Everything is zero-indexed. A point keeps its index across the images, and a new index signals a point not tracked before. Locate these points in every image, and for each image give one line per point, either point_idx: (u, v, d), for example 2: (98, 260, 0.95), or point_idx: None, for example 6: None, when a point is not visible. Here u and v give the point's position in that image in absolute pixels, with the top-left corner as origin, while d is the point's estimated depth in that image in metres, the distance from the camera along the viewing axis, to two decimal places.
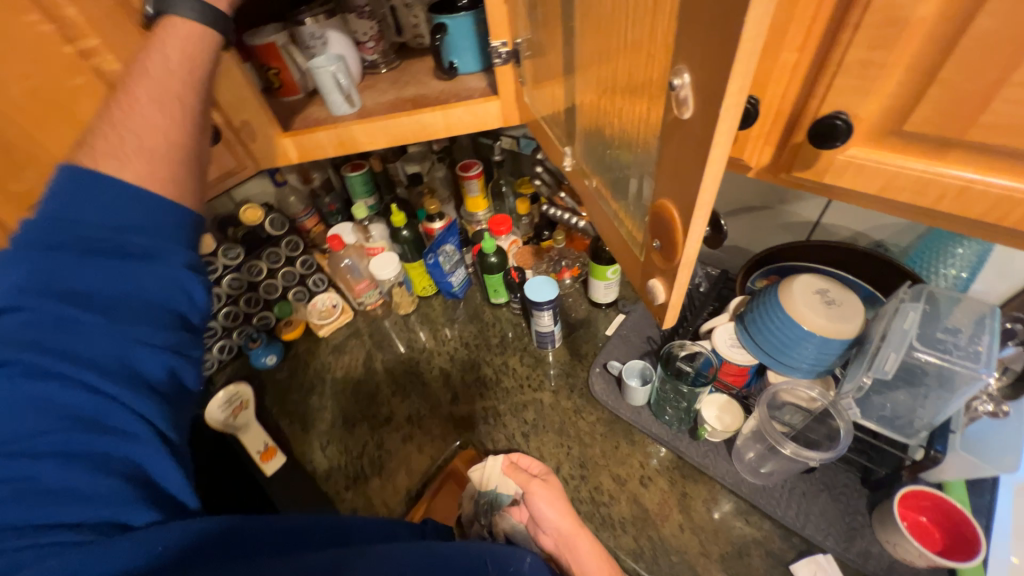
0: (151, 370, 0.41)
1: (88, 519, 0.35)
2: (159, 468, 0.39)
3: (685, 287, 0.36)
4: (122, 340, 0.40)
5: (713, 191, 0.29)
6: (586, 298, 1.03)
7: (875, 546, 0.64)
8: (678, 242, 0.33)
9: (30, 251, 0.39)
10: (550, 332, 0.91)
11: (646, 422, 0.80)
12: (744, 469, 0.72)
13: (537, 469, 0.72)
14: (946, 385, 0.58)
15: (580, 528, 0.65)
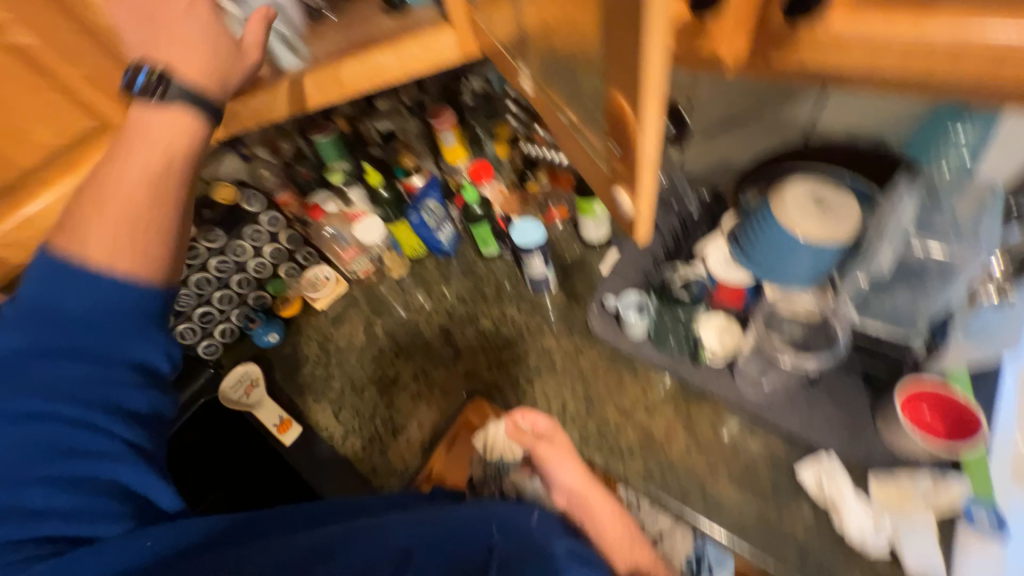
0: (133, 404, 0.47)
1: (65, 525, 0.42)
2: (139, 480, 0.47)
3: (654, 190, 0.34)
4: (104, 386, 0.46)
5: (661, 65, 0.27)
6: (578, 239, 1.00)
7: (878, 442, 0.65)
8: (636, 144, 0.32)
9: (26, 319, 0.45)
10: (543, 277, 0.90)
11: (645, 352, 0.79)
12: (744, 385, 0.72)
13: (546, 433, 0.71)
14: (943, 272, 0.60)
15: (592, 487, 0.69)
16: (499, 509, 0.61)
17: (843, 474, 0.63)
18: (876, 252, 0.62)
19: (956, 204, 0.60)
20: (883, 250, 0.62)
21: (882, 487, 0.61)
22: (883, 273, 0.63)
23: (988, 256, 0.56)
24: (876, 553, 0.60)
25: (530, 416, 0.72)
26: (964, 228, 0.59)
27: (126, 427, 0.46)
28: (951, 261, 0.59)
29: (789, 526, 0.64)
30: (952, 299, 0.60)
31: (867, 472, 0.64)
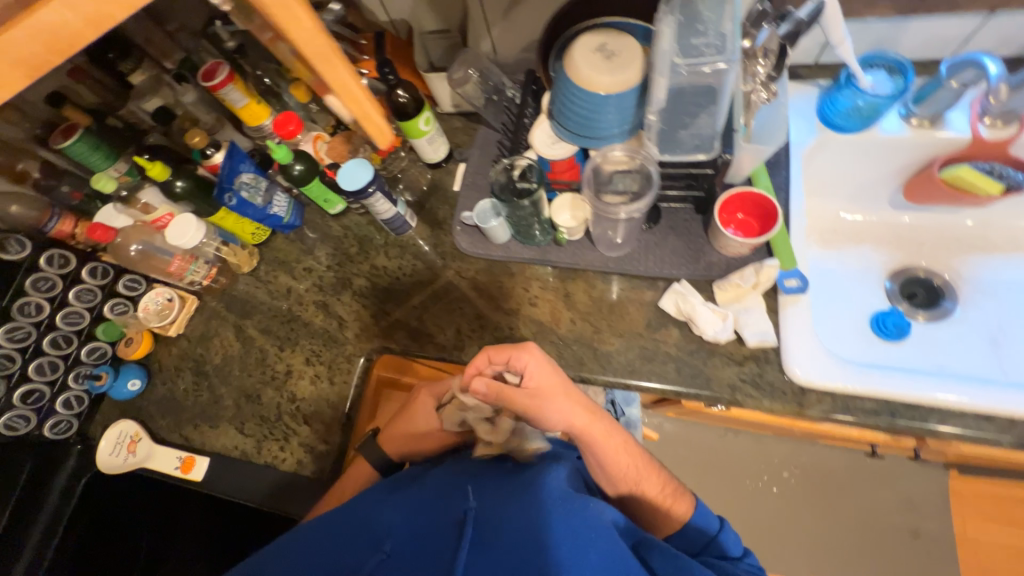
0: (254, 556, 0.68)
1: None
2: None
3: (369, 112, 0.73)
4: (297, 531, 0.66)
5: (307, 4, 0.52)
6: (423, 164, 0.95)
7: (715, 254, 0.74)
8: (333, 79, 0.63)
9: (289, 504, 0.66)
10: (395, 215, 0.85)
11: (517, 251, 0.82)
12: (605, 248, 0.78)
13: (542, 387, 0.64)
14: (713, 88, 0.60)
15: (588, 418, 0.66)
16: (480, 457, 0.66)
17: (694, 293, 0.72)
18: (651, 87, 0.60)
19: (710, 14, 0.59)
20: (656, 83, 0.60)
21: (724, 292, 0.71)
22: (665, 104, 0.63)
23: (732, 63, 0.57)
24: (727, 339, 0.69)
25: (525, 369, 0.64)
26: (718, 40, 0.58)
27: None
28: (717, 75, 0.59)
29: (663, 348, 0.72)
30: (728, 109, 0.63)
31: (712, 284, 0.73)
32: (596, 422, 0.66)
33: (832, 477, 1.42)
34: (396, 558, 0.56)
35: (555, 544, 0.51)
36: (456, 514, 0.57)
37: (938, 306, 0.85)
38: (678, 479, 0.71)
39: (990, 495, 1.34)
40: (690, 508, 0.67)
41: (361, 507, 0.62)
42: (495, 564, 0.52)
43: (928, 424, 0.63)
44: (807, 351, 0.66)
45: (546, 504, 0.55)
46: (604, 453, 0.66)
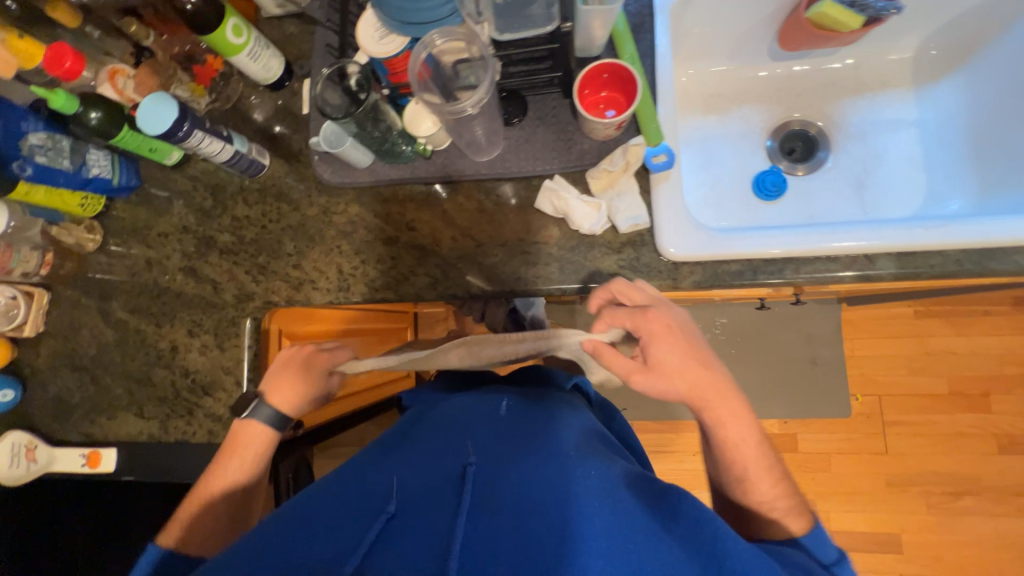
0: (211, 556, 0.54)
1: None
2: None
3: None
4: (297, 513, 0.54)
5: None
6: (259, 87, 0.81)
7: (585, 142, 0.70)
8: None
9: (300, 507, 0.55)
10: (234, 155, 0.73)
11: (383, 173, 0.75)
12: (474, 154, 0.72)
13: (662, 354, 0.58)
14: None
15: (726, 393, 0.60)
16: (479, 418, 0.65)
17: (567, 188, 0.69)
18: None
19: None
20: None
21: (597, 181, 0.68)
22: None
23: None
24: (603, 230, 0.69)
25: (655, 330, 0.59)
26: None
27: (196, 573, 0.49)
28: None
29: (545, 249, 0.71)
30: None
31: (585, 174, 0.70)
32: (729, 401, 0.59)
33: (745, 329, 1.58)
34: (400, 520, 0.50)
35: (558, 508, 0.48)
36: (458, 470, 0.54)
37: (814, 157, 0.86)
38: (792, 485, 0.61)
39: (872, 318, 1.54)
40: (807, 527, 0.57)
41: (363, 478, 0.57)
42: (499, 525, 0.48)
43: (784, 275, 0.66)
44: (676, 226, 0.67)
45: (546, 465, 0.54)
46: (725, 431, 0.60)
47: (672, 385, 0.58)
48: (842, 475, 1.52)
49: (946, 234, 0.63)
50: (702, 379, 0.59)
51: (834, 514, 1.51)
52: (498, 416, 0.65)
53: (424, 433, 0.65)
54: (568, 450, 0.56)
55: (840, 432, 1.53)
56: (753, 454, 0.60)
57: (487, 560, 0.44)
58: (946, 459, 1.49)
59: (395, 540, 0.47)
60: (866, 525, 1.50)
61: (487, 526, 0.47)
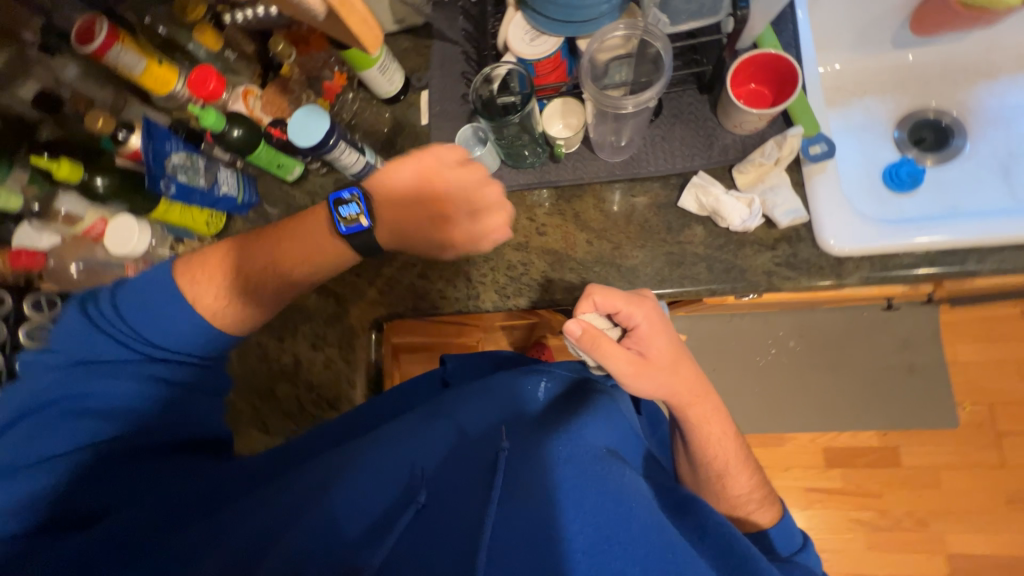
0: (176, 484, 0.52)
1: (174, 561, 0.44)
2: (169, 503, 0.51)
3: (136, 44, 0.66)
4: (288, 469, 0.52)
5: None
6: (378, 102, 0.82)
7: (728, 138, 0.67)
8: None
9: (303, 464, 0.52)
10: (365, 166, 0.74)
11: (511, 178, 0.74)
12: (608, 155, 0.71)
13: (658, 353, 0.60)
14: None
15: (700, 391, 0.61)
16: (513, 390, 0.60)
17: (714, 183, 0.66)
18: None
19: None
20: None
21: (745, 176, 0.66)
22: None
23: None
24: (757, 224, 0.65)
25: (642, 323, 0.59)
26: None
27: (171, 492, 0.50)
28: None
29: (690, 249, 0.68)
30: None
31: (730, 170, 0.67)
32: (709, 402, 0.62)
33: (832, 335, 1.49)
34: (432, 513, 0.47)
35: (593, 498, 0.45)
36: (489, 456, 0.51)
37: (948, 145, 0.82)
38: (768, 486, 0.65)
39: (974, 320, 1.44)
40: (777, 517, 0.63)
41: (395, 444, 0.53)
42: (534, 520, 0.44)
43: (964, 266, 0.63)
44: (839, 219, 0.63)
45: (587, 457, 0.50)
46: (706, 428, 0.62)
47: (660, 389, 0.59)
48: (955, 490, 1.41)
49: None
50: (683, 383, 0.60)
51: (948, 535, 1.40)
52: (537, 397, 0.59)
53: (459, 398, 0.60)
54: (603, 437, 0.54)
55: (947, 444, 1.43)
56: (722, 438, 0.63)
57: (511, 557, 0.42)
58: None
59: (423, 534, 0.45)
60: (987, 547, 1.38)
61: (518, 519, 0.44)
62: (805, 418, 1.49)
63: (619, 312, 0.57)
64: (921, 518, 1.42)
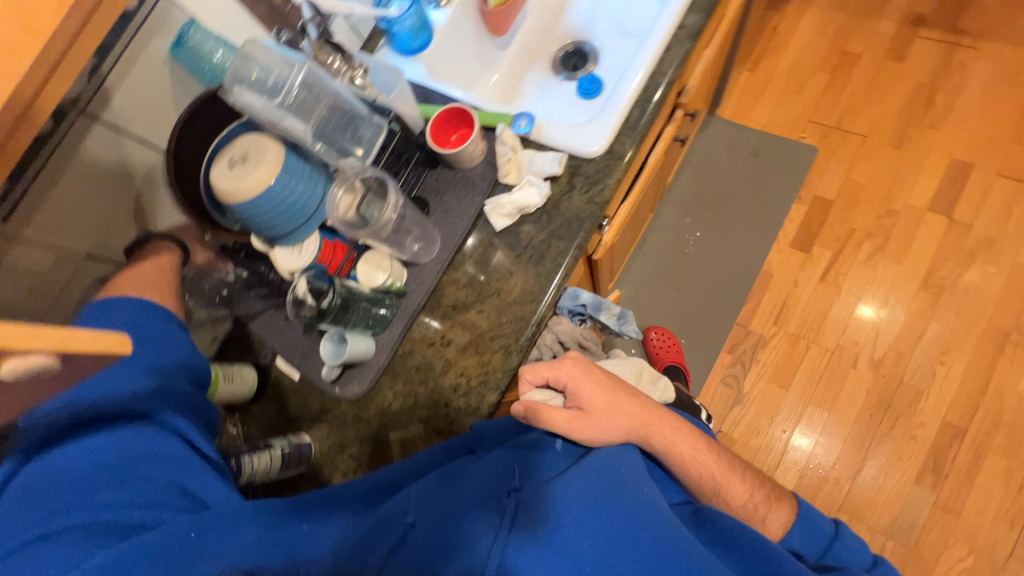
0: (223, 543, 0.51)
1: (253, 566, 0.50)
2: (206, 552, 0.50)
3: None
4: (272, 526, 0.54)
5: None
6: (251, 404, 0.82)
7: (476, 169, 0.81)
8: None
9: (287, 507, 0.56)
10: (282, 451, 0.72)
11: (390, 338, 0.77)
12: (427, 254, 0.79)
13: (596, 400, 0.67)
14: (317, 96, 0.69)
15: (649, 417, 0.68)
16: (525, 448, 0.62)
17: (501, 196, 0.77)
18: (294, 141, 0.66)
19: (260, 71, 0.65)
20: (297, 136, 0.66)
21: (511, 174, 0.78)
22: (314, 129, 0.68)
23: (304, 67, 0.66)
24: (549, 187, 0.77)
25: (576, 379, 0.69)
26: (274, 82, 0.65)
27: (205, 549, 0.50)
28: (310, 84, 0.68)
29: (537, 241, 0.76)
30: (350, 102, 0.72)
31: (501, 182, 0.79)
32: (669, 422, 0.69)
33: (698, 190, 1.70)
34: (422, 532, 0.51)
35: (597, 521, 0.50)
36: (502, 497, 0.54)
37: (587, 51, 1.07)
38: (770, 487, 0.69)
39: (739, 97, 1.75)
40: (791, 514, 0.65)
41: (399, 501, 0.54)
42: (534, 551, 0.49)
43: (663, 82, 0.80)
44: (581, 135, 0.77)
45: (593, 475, 0.55)
46: (676, 450, 0.67)
47: (618, 430, 0.65)
48: (873, 175, 1.59)
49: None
50: (634, 411, 0.68)
51: (912, 198, 1.54)
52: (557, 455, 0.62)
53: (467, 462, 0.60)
54: (619, 468, 0.57)
55: (831, 160, 1.63)
56: (694, 452, 0.67)
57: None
58: (891, 95, 1.64)
59: (419, 550, 0.50)
60: (934, 177, 1.54)
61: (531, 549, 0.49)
62: (756, 245, 1.61)
63: (549, 380, 0.69)
64: (888, 210, 1.55)
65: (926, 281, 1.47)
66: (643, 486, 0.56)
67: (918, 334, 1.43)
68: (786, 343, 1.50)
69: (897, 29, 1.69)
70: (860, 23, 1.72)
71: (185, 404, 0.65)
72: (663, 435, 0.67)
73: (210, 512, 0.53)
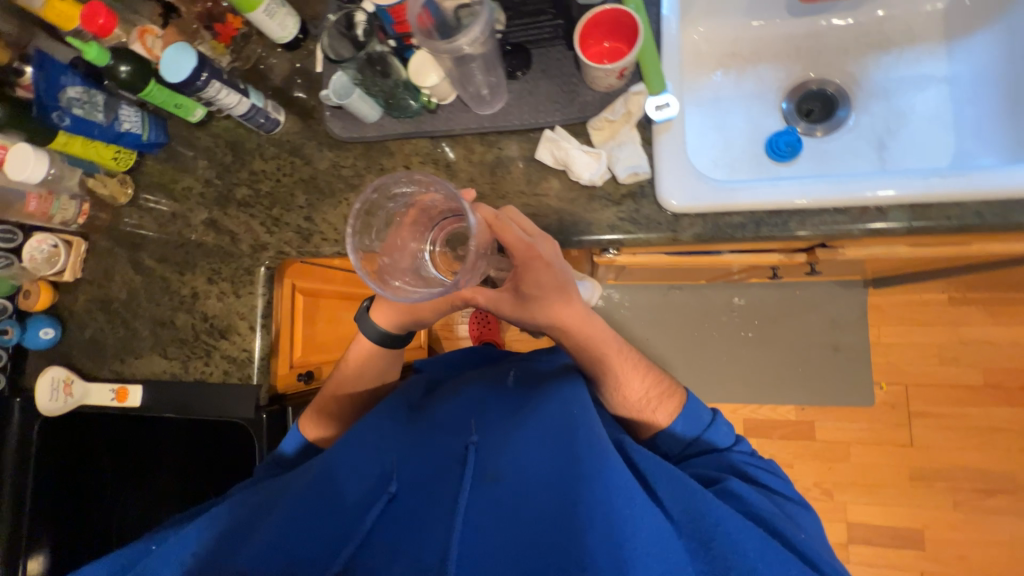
0: (383, 525, 0.60)
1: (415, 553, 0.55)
2: (400, 526, 0.59)
3: None
4: (407, 517, 0.60)
5: None
6: (278, 48, 0.84)
7: (587, 95, 0.69)
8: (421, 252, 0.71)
9: (408, 499, 0.62)
10: (250, 108, 0.77)
11: (391, 127, 0.77)
12: (480, 107, 0.73)
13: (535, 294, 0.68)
14: None
15: (578, 318, 0.72)
16: (494, 399, 0.76)
17: (568, 139, 0.69)
18: None
19: None
20: None
21: (599, 131, 0.68)
22: None
23: None
24: (603, 181, 0.68)
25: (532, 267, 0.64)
26: None
27: (385, 533, 0.59)
28: None
29: (546, 202, 0.71)
30: None
31: (587, 126, 0.70)
32: (596, 325, 0.74)
33: (765, 312, 1.53)
34: (399, 501, 0.62)
35: (593, 470, 0.60)
36: (461, 447, 0.66)
37: (834, 116, 0.83)
38: (671, 382, 0.78)
39: (903, 303, 1.47)
40: (680, 405, 0.75)
41: (366, 451, 0.68)
42: (494, 494, 0.60)
43: (789, 229, 0.64)
44: (678, 178, 0.66)
45: (548, 427, 0.67)
46: (597, 352, 0.75)
47: (546, 316, 0.71)
48: (863, 464, 1.47)
49: (924, 186, 0.61)
50: (564, 310, 0.71)
51: (851, 505, 1.46)
52: (507, 390, 0.77)
53: (436, 407, 0.76)
54: (575, 416, 0.67)
55: (862, 422, 1.47)
56: (608, 346, 0.76)
57: (493, 536, 0.56)
58: (975, 452, 1.42)
59: (404, 516, 0.60)
60: (887, 518, 1.44)
61: (492, 510, 0.59)
62: (727, 388, 1.55)
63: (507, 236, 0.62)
64: (829, 489, 1.47)
65: None
66: (592, 425, 0.66)
67: None
68: None
69: None
70: None
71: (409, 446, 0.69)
72: (583, 333, 0.73)
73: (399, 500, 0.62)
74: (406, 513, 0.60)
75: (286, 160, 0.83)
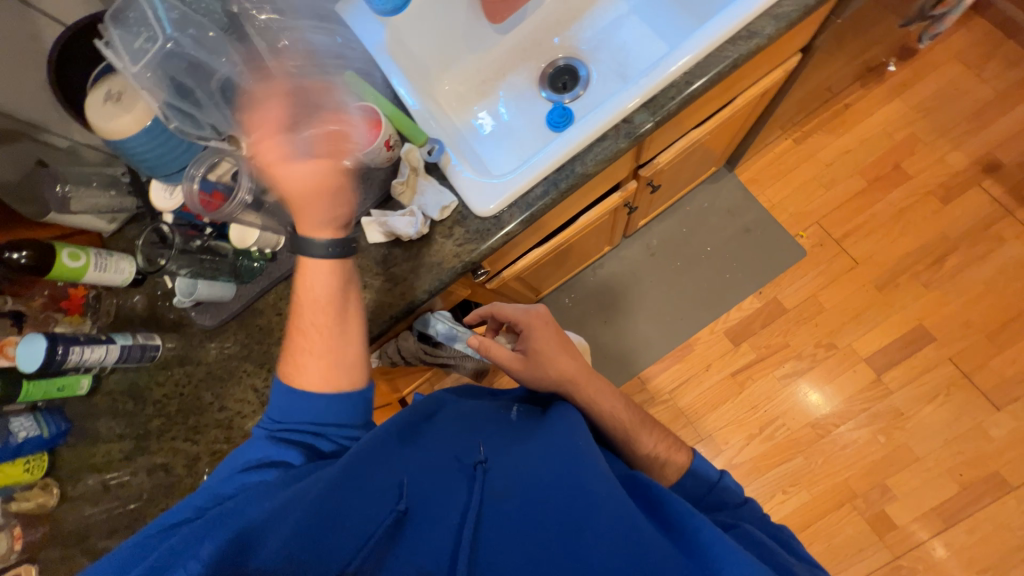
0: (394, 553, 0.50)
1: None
2: (406, 547, 0.50)
3: None
4: (416, 539, 0.51)
5: None
6: (125, 290, 0.90)
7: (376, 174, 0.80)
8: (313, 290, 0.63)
9: (415, 523, 0.52)
10: (123, 347, 0.82)
11: (248, 292, 0.84)
12: None
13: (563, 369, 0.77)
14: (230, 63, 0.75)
15: (603, 395, 0.78)
16: (486, 416, 0.69)
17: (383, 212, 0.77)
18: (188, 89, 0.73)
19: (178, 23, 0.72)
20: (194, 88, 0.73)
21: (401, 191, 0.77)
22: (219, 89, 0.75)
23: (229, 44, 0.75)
24: (428, 227, 0.77)
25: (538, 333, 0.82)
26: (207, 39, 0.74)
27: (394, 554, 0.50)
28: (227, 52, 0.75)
29: (398, 269, 0.78)
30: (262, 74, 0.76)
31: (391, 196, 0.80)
32: (597, 380, 0.79)
33: (676, 239, 1.64)
34: (409, 521, 0.52)
35: (611, 494, 0.54)
36: (469, 466, 0.58)
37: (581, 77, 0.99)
38: (674, 436, 0.79)
39: (766, 165, 1.63)
40: (689, 457, 0.76)
41: (378, 475, 0.54)
42: (510, 515, 0.54)
43: (576, 171, 0.75)
44: (478, 189, 0.76)
45: (555, 447, 0.60)
46: (597, 404, 0.77)
47: (555, 369, 0.77)
48: (837, 303, 1.53)
49: (640, 90, 0.74)
50: (564, 364, 0.78)
51: (856, 342, 1.50)
52: (508, 420, 0.69)
53: (435, 427, 0.64)
54: (575, 436, 0.63)
55: (810, 272, 1.56)
56: (622, 407, 0.79)
57: (508, 553, 0.51)
58: (907, 235, 1.53)
59: (414, 540, 0.51)
60: (889, 333, 1.49)
61: (506, 530, 0.53)
62: (693, 316, 1.60)
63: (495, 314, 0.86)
64: (829, 341, 1.52)
65: (816, 422, 1.48)
66: (597, 457, 0.60)
67: (783, 459, 1.48)
68: (669, 415, 1.56)
69: (964, 167, 1.53)
70: (932, 143, 1.56)
71: (421, 466, 0.57)
72: (597, 398, 0.77)
73: (406, 517, 0.52)
74: (408, 540, 0.51)
75: (181, 374, 0.87)
